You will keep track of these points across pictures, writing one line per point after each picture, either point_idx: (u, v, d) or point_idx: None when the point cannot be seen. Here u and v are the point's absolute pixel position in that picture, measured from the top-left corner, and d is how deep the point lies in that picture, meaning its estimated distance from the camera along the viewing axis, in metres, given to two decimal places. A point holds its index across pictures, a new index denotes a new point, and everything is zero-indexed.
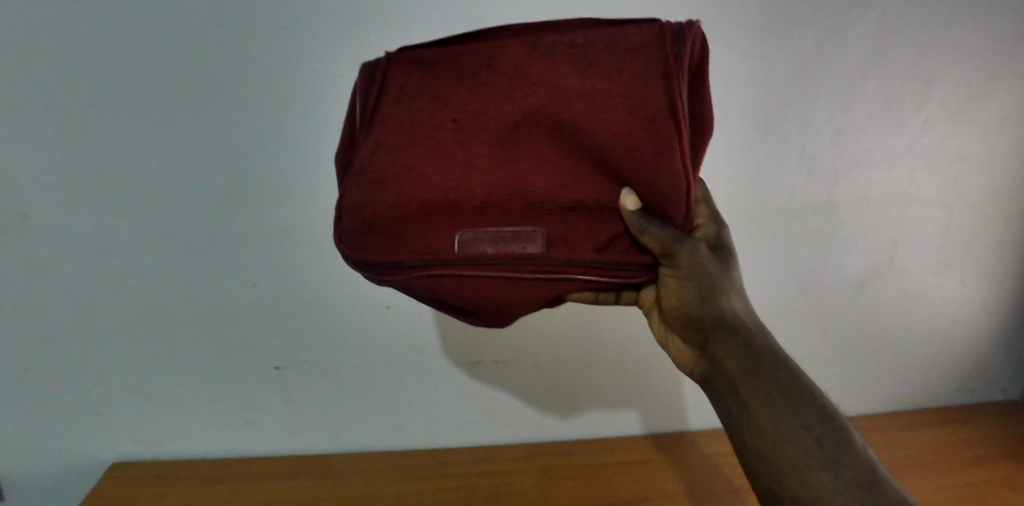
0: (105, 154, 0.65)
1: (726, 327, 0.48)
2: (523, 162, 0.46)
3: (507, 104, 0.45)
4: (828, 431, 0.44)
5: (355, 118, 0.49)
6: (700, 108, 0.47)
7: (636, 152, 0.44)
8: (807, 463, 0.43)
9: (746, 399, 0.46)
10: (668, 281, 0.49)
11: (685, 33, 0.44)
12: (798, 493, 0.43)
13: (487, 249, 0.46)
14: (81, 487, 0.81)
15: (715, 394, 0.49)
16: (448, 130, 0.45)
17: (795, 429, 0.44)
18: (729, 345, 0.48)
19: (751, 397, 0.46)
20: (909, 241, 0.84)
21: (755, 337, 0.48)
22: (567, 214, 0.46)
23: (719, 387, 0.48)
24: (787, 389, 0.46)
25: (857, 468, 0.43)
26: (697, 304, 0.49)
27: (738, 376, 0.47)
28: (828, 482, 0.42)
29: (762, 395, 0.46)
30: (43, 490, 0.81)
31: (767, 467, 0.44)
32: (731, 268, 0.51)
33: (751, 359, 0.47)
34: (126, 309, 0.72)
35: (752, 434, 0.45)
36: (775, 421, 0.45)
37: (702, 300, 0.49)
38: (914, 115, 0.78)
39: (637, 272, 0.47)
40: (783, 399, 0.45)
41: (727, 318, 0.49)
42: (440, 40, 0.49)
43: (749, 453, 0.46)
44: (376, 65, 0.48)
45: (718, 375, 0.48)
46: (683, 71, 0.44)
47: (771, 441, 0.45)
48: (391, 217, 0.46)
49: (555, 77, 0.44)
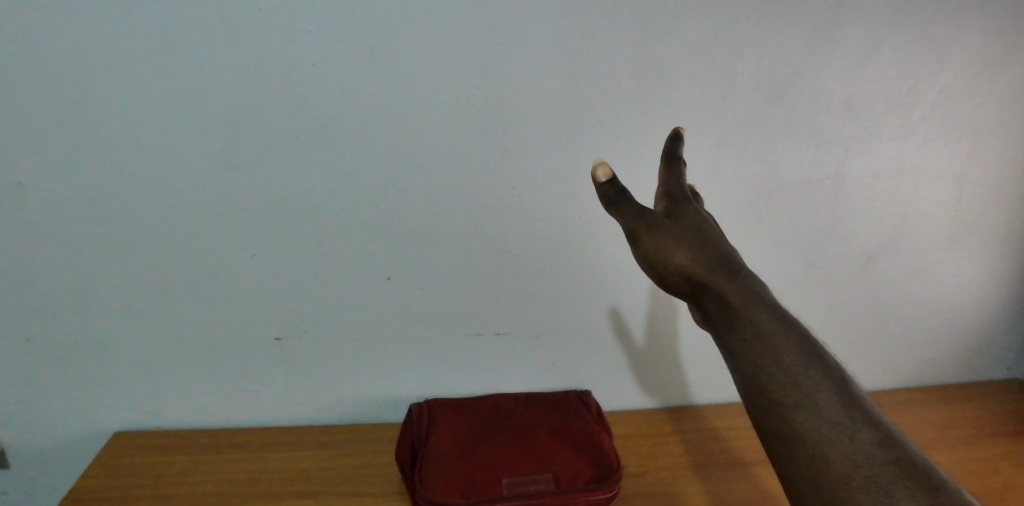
0: (104, 119, 0.64)
1: (718, 269, 0.49)
2: (525, 427, 0.74)
3: (502, 405, 0.78)
4: (823, 369, 0.44)
5: (408, 437, 0.73)
6: (593, 408, 0.79)
7: (569, 399, 0.80)
8: (811, 396, 0.43)
9: (754, 346, 0.45)
10: (654, 245, 0.49)
11: (586, 398, 0.81)
12: (815, 443, 0.41)
13: (524, 487, 0.67)
14: (69, 463, 0.80)
15: (717, 337, 0.48)
16: (481, 428, 0.74)
17: (794, 370, 0.44)
18: (735, 293, 0.48)
19: (765, 343, 0.45)
20: (918, 216, 0.84)
21: (758, 288, 0.48)
22: (557, 451, 0.71)
23: (722, 333, 0.47)
24: (778, 327, 0.46)
25: (859, 406, 0.43)
26: (683, 258, 0.48)
27: (736, 316, 0.47)
28: (834, 419, 0.42)
29: (765, 333, 0.46)
30: (30, 466, 0.79)
31: (777, 412, 0.43)
32: (711, 229, 0.51)
33: (759, 309, 0.47)
34: (124, 277, 0.71)
35: (762, 380, 0.44)
36: (774, 357, 0.44)
37: (693, 255, 0.49)
38: (927, 90, 0.77)
39: (607, 473, 0.69)
40: (790, 343, 0.45)
41: (725, 264, 0.49)
42: (450, 402, 0.78)
43: (761, 401, 0.44)
44: (413, 427, 0.74)
45: (721, 320, 0.47)
46: (586, 401, 0.80)
47: (774, 373, 0.44)
48: (456, 469, 0.67)
49: (524, 403, 0.78)
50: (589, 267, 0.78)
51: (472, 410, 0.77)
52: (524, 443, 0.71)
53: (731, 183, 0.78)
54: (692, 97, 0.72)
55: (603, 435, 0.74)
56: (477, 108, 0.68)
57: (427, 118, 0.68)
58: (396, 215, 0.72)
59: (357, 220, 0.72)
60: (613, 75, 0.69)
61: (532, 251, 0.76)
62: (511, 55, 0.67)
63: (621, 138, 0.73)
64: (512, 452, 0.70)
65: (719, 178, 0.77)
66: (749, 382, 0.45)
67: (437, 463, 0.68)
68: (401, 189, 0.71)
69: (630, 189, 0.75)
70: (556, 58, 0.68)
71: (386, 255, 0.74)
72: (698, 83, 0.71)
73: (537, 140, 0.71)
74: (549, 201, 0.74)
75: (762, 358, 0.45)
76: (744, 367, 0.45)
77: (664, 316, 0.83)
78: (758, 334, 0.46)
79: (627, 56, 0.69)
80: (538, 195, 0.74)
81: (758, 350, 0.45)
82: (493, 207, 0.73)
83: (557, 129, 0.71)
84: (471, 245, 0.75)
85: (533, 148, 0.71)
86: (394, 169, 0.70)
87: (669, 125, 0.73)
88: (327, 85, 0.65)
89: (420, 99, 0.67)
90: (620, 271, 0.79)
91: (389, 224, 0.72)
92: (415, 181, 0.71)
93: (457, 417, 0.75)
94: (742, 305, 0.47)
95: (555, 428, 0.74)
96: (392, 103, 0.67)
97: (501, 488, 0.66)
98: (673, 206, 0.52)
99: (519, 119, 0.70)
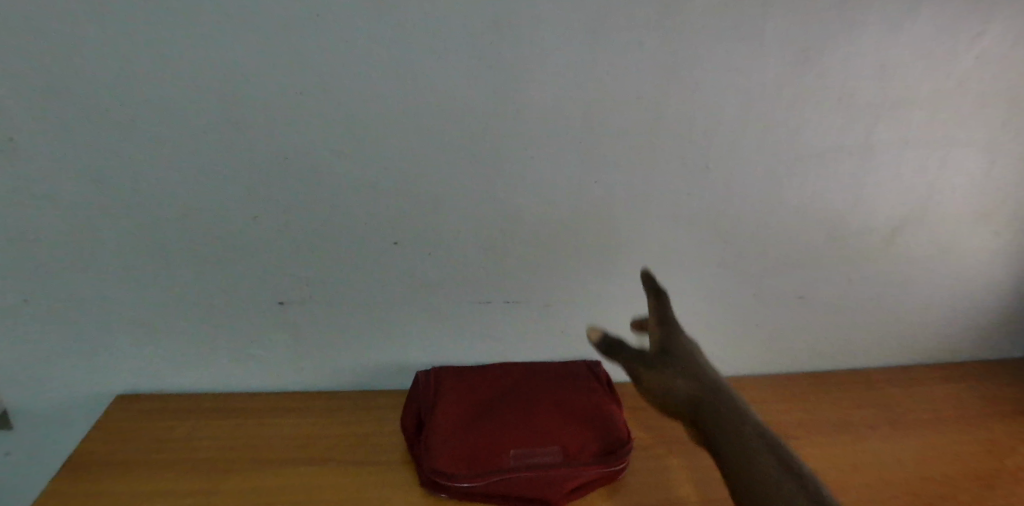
0: (94, 72, 0.60)
1: (715, 399, 0.58)
2: (534, 397, 0.73)
3: (511, 376, 0.77)
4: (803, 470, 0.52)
5: (415, 407, 0.72)
6: (605, 379, 0.78)
7: (580, 370, 0.79)
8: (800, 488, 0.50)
9: (749, 455, 0.53)
10: (656, 376, 0.60)
11: (597, 368, 0.79)
12: None
13: (533, 459, 0.65)
14: (73, 425, 0.80)
15: (719, 451, 0.55)
16: (489, 399, 0.73)
17: (785, 472, 0.52)
18: (732, 416, 0.56)
19: (758, 452, 0.53)
20: (947, 187, 0.80)
21: (748, 412, 0.57)
22: (567, 424, 0.70)
23: (725, 448, 0.55)
24: (766, 438, 0.55)
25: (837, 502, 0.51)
26: (683, 386, 0.59)
27: (734, 434, 0.55)
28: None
29: (756, 440, 0.54)
30: (33, 427, 0.79)
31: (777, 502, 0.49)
32: (702, 363, 0.62)
33: (749, 425, 0.56)
34: (122, 239, 0.69)
35: (753, 459, 0.53)
36: (766, 461, 0.52)
37: (688, 385, 0.59)
38: (966, 53, 0.72)
39: (619, 447, 0.68)
40: (779, 455, 0.53)
41: (718, 387, 0.59)
42: (457, 371, 0.77)
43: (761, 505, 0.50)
44: (421, 396, 0.73)
45: (726, 437, 0.55)
46: (597, 372, 0.78)
47: (769, 475, 0.51)
48: (463, 443, 0.66)
49: (534, 375, 0.77)
50: (601, 234, 0.76)
51: (480, 379, 0.76)
52: (533, 415, 0.70)
53: (754, 149, 0.74)
54: (717, 55, 0.67)
55: (614, 409, 0.73)
56: (487, 64, 0.64)
57: (434, 75, 0.64)
58: (402, 179, 0.69)
59: (362, 183, 0.69)
60: (632, 31, 0.65)
61: (542, 218, 0.74)
62: (525, 7, 0.62)
63: (640, 99, 0.69)
64: (521, 424, 0.69)
65: (741, 143, 0.73)
66: (750, 486, 0.52)
67: (442, 432, 0.67)
68: (408, 150, 0.68)
69: (648, 154, 0.72)
70: (573, 12, 0.63)
71: (392, 220, 0.71)
72: (723, 42, 0.67)
73: (551, 100, 0.67)
74: (562, 165, 0.71)
75: (758, 464, 0.52)
76: (742, 473, 0.53)
77: (677, 286, 0.81)
78: (751, 441, 0.54)
79: (650, 10, 0.64)
80: (550, 158, 0.70)
81: (754, 458, 0.53)
82: (502, 171, 0.70)
83: (573, 88, 0.67)
84: (479, 210, 0.72)
85: (547, 108, 0.68)
86: (401, 129, 0.67)
87: (691, 87, 0.69)
88: (329, 37, 0.61)
89: (428, 54, 0.63)
90: (634, 239, 0.77)
91: (395, 188, 0.70)
92: (423, 142, 0.68)
93: (465, 386, 0.74)
94: (737, 424, 0.56)
95: (562, 401, 0.72)
96: (398, 58, 0.63)
97: (506, 458, 0.65)
98: (668, 341, 0.63)
99: (533, 78, 0.66)
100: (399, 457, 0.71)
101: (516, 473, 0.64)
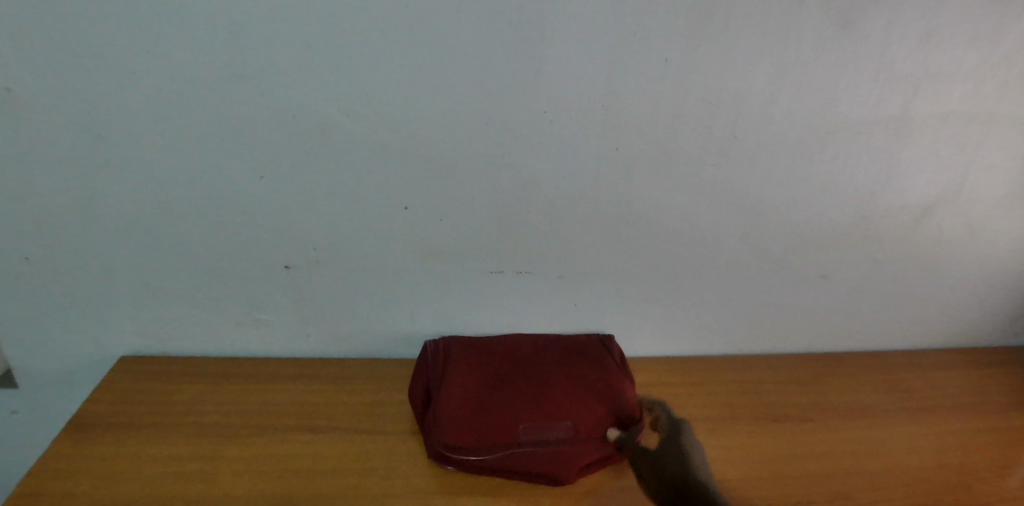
0: (91, 20, 0.57)
1: None
2: (545, 371, 0.71)
3: (521, 348, 0.75)
4: None
5: (423, 377, 0.70)
6: (617, 354, 0.76)
7: (592, 343, 0.77)
8: None
9: None
10: None
11: (610, 341, 0.77)
12: None
13: (544, 435, 0.64)
14: (78, 384, 0.80)
15: None
16: (498, 372, 0.71)
17: None
18: None
19: None
20: (984, 167, 0.76)
21: None
22: (579, 400, 0.68)
23: None
24: None
25: None
26: None
27: None
28: None
29: None
30: (38, 386, 0.79)
31: None
32: None
33: None
34: (125, 198, 0.67)
35: None
36: None
37: None
38: (1016, 23, 0.67)
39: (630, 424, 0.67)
40: None
41: None
42: (466, 341, 0.75)
43: None
44: (429, 366, 0.71)
45: None
46: (609, 346, 0.76)
47: None
48: (472, 417, 0.65)
49: (544, 347, 0.75)
50: (618, 205, 0.73)
51: (489, 351, 0.74)
52: (544, 390, 0.69)
53: (784, 122, 0.70)
54: (751, 18, 0.63)
55: (626, 385, 0.71)
56: (506, 19, 0.60)
57: (450, 31, 0.60)
58: (414, 142, 0.66)
59: (372, 145, 0.66)
60: None
61: (558, 186, 0.71)
62: None
63: (667, 63, 0.64)
64: (531, 399, 0.67)
65: (770, 115, 0.69)
66: None
67: (451, 403, 0.66)
68: (420, 112, 0.65)
69: (673, 123, 0.68)
70: None
71: (402, 184, 0.69)
72: (760, 2, 0.62)
73: (573, 62, 0.63)
74: (581, 132, 0.68)
75: None
76: None
77: (695, 262, 0.79)
78: None
79: None
80: (568, 124, 0.67)
81: None
82: (519, 137, 0.67)
83: (596, 50, 0.63)
84: (493, 177, 0.69)
85: (568, 70, 0.64)
86: (414, 89, 0.63)
87: (722, 51, 0.65)
88: None
89: (444, 7, 0.59)
90: (653, 211, 0.74)
91: (407, 151, 0.67)
92: (435, 103, 0.64)
93: (474, 357, 0.72)
94: None
95: (573, 376, 0.71)
96: (412, 12, 0.59)
97: (517, 433, 0.64)
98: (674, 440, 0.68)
99: (554, 37, 0.62)
100: (406, 428, 0.70)
101: (526, 449, 0.63)
